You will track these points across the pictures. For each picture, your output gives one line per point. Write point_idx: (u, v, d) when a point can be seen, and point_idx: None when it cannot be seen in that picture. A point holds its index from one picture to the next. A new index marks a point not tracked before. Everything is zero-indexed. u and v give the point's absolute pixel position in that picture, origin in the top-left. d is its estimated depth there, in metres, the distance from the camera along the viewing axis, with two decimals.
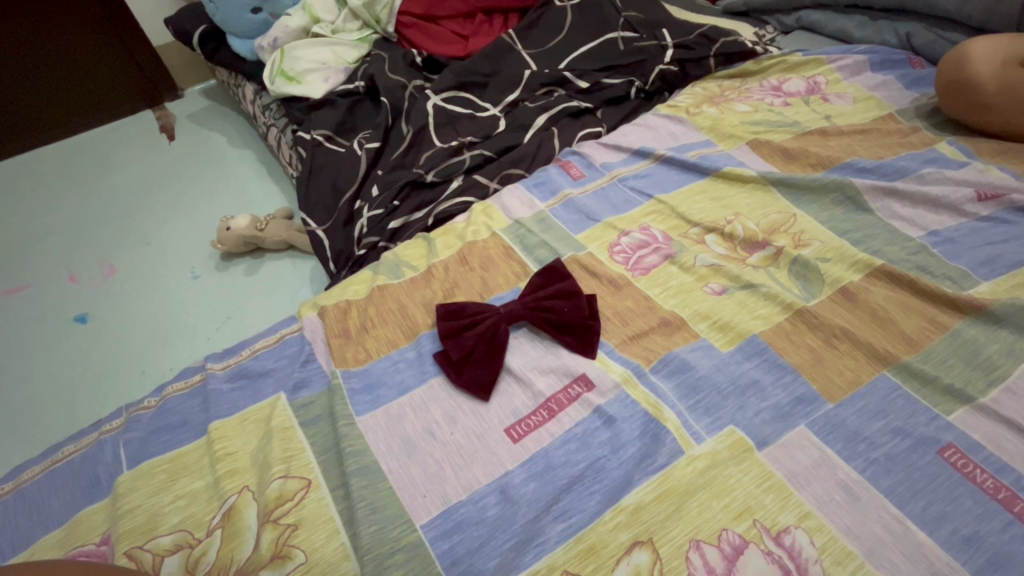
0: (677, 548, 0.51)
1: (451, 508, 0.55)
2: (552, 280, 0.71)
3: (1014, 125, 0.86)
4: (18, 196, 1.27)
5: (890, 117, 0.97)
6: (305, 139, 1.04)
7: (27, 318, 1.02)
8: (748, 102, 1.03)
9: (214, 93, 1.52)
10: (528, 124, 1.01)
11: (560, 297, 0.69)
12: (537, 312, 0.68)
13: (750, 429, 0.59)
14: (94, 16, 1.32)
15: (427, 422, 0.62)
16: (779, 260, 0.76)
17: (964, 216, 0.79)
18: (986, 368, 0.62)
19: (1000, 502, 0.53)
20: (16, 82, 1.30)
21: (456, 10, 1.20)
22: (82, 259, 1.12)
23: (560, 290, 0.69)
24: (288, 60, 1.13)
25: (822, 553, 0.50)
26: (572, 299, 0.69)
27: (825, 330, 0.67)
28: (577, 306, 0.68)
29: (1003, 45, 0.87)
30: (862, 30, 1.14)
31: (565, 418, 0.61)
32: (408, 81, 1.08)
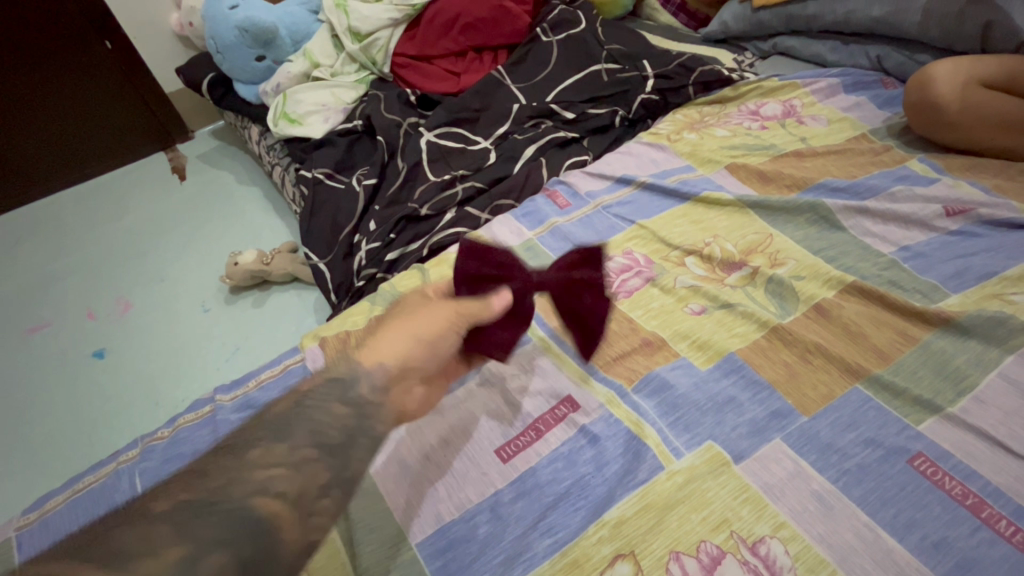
0: (657, 560, 0.54)
1: (444, 526, 0.58)
2: (587, 263, 0.67)
3: (977, 142, 0.93)
4: (39, 238, 1.33)
5: (864, 137, 1.01)
6: (307, 177, 1.10)
7: (48, 355, 1.07)
8: (727, 126, 1.08)
9: (222, 134, 1.60)
10: (516, 156, 1.07)
11: (587, 286, 0.66)
12: (562, 290, 0.65)
13: (727, 443, 0.62)
14: (111, 68, 1.40)
15: (421, 444, 0.65)
16: (755, 279, 0.79)
17: (933, 231, 0.82)
18: (955, 379, 0.64)
19: (968, 507, 0.55)
20: (39, 133, 1.38)
21: (447, 49, 1.27)
22: (100, 297, 1.18)
23: (592, 278, 0.66)
24: (290, 103, 1.20)
25: (796, 561, 0.53)
26: (598, 297, 0.66)
27: (799, 346, 0.70)
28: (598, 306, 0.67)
29: (963, 68, 0.93)
30: (834, 53, 1.19)
31: (552, 437, 0.64)
32: (402, 120, 1.14)
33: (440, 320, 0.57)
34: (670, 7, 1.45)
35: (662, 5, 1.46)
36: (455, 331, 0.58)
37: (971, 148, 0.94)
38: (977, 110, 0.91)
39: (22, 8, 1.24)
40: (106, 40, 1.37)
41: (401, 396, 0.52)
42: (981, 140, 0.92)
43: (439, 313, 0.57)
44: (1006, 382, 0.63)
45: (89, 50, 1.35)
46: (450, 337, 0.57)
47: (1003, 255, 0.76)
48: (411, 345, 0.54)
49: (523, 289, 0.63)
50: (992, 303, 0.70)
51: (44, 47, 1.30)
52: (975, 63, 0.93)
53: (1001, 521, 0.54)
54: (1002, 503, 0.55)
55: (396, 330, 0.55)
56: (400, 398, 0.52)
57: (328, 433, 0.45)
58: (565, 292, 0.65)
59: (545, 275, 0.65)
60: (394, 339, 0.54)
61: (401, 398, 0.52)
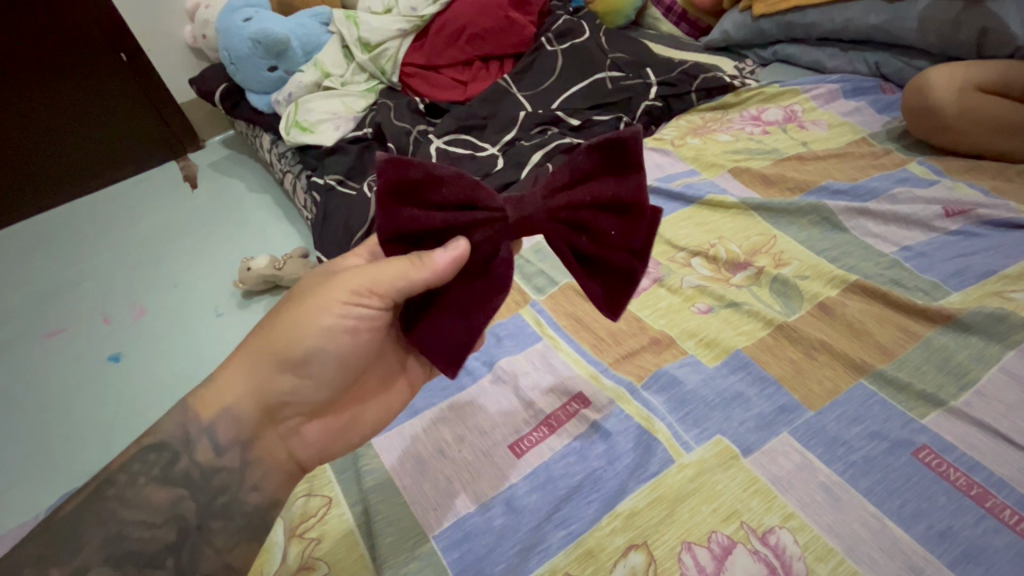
0: (670, 550, 0.55)
1: (460, 519, 0.60)
2: (610, 171, 0.45)
3: (975, 144, 0.95)
4: (55, 245, 1.36)
5: (864, 141, 1.04)
6: (319, 183, 1.12)
7: (65, 359, 1.09)
8: (729, 131, 1.11)
9: (232, 142, 1.63)
10: (524, 161, 1.08)
11: (611, 211, 0.45)
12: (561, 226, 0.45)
13: (736, 437, 0.63)
14: (126, 79, 1.44)
15: (437, 441, 0.67)
16: (760, 279, 0.81)
17: (934, 231, 0.84)
18: (958, 374, 0.66)
19: (972, 498, 0.56)
20: (55, 142, 1.41)
21: (455, 59, 1.29)
22: (115, 302, 1.20)
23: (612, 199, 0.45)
24: (302, 112, 1.23)
25: (805, 551, 0.54)
26: (639, 227, 0.45)
27: (805, 343, 0.71)
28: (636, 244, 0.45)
29: (959, 74, 0.96)
30: (833, 60, 1.22)
31: (564, 433, 0.66)
32: (412, 127, 1.17)
33: (288, 345, 0.54)
34: (671, 16, 1.49)
35: (663, 15, 1.50)
36: (311, 355, 0.54)
37: (970, 150, 0.96)
38: (975, 115, 0.93)
39: (42, 21, 1.27)
40: (121, 53, 1.40)
41: (264, 444, 0.56)
42: (979, 143, 0.95)
43: (288, 337, 0.54)
44: (1008, 376, 0.64)
45: (104, 62, 1.39)
46: (308, 362, 0.54)
47: (1002, 254, 0.78)
48: (264, 385, 0.55)
49: (509, 229, 0.46)
50: (992, 301, 0.72)
51: (61, 59, 1.33)
52: (971, 69, 0.96)
53: (1004, 510, 0.55)
54: (1005, 493, 0.56)
55: (247, 363, 0.55)
56: (266, 446, 0.56)
57: (155, 523, 0.50)
58: (577, 225, 0.45)
59: (545, 202, 0.45)
60: (241, 378, 0.55)
61: (268, 446, 0.56)
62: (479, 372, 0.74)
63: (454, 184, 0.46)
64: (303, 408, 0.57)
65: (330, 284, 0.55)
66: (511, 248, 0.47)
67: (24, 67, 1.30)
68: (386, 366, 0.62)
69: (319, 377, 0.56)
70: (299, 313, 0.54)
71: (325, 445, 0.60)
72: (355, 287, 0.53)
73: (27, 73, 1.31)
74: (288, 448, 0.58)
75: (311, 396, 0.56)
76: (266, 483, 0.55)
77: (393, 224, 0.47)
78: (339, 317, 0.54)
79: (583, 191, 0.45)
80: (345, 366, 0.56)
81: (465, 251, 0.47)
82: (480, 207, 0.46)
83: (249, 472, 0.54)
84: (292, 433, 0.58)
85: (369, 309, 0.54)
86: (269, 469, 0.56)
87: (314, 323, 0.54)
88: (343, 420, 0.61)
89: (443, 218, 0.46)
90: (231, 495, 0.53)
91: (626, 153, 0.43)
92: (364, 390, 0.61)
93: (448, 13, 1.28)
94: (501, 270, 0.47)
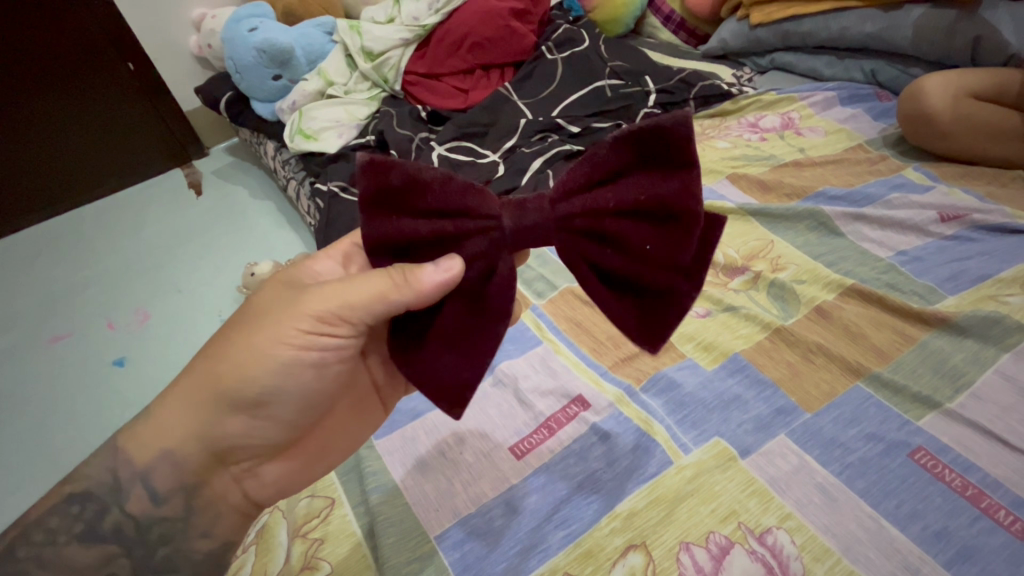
0: (668, 550, 0.56)
1: (461, 520, 0.60)
2: (636, 170, 0.42)
3: (965, 150, 0.97)
4: (60, 252, 1.37)
5: (860, 147, 1.05)
6: (323, 190, 1.14)
7: (71, 363, 1.11)
8: (727, 138, 1.12)
9: (236, 150, 1.65)
10: (525, 167, 1.10)
11: (637, 217, 0.43)
12: (577, 234, 0.43)
13: (733, 439, 0.64)
14: (132, 88, 1.46)
15: (439, 443, 0.68)
16: (758, 284, 0.82)
17: (930, 236, 0.85)
18: (953, 376, 0.67)
19: (967, 498, 0.57)
20: (61, 150, 1.43)
21: (456, 67, 1.31)
22: (120, 307, 1.21)
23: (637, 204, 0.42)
24: (305, 119, 1.25)
25: (802, 551, 0.55)
26: (676, 238, 0.41)
27: (801, 346, 0.72)
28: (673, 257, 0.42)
29: (951, 82, 0.98)
30: (830, 68, 1.23)
31: (564, 435, 0.67)
32: (414, 134, 1.19)
33: (241, 384, 0.51)
34: (669, 25, 1.50)
35: (662, 24, 1.51)
36: (267, 393, 0.52)
37: (964, 155, 0.98)
38: (968, 121, 0.95)
39: (50, 32, 1.30)
40: (129, 62, 1.43)
41: (215, 487, 0.55)
42: (968, 149, 0.96)
43: (241, 374, 0.51)
44: (1003, 378, 0.65)
45: (112, 70, 1.41)
46: (264, 399, 0.52)
47: (997, 259, 0.79)
48: (213, 427, 0.53)
49: (508, 239, 0.44)
50: (987, 304, 0.73)
51: (68, 68, 1.36)
52: (963, 77, 0.98)
53: (999, 511, 0.56)
54: (1000, 493, 0.57)
55: (193, 404, 0.53)
56: (217, 489, 0.55)
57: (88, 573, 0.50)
58: (596, 231, 0.43)
59: (552, 206, 0.43)
60: (184, 421, 0.53)
61: (220, 488, 0.55)
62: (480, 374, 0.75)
63: (441, 190, 0.43)
64: (259, 448, 0.55)
65: (286, 312, 0.52)
66: (510, 262, 0.44)
67: (32, 76, 1.32)
68: (353, 391, 0.62)
69: (276, 415, 0.54)
70: (251, 346, 0.52)
71: (286, 481, 0.59)
72: (315, 318, 0.51)
73: (35, 82, 1.33)
74: (243, 490, 0.57)
75: (268, 435, 0.55)
76: (216, 529, 0.55)
77: (377, 235, 0.45)
78: (298, 351, 0.51)
79: (602, 194, 0.42)
80: (305, 401, 0.54)
81: (464, 264, 0.45)
82: (475, 215, 0.44)
83: (194, 519, 0.54)
84: (248, 474, 0.57)
85: (331, 339, 0.51)
86: (221, 512, 0.55)
87: (269, 358, 0.51)
88: (307, 454, 0.59)
89: (429, 228, 0.44)
90: (174, 545, 0.53)
91: (660, 151, 0.41)
92: (330, 419, 0.60)
93: (450, 22, 1.30)
94: (500, 289, 0.44)
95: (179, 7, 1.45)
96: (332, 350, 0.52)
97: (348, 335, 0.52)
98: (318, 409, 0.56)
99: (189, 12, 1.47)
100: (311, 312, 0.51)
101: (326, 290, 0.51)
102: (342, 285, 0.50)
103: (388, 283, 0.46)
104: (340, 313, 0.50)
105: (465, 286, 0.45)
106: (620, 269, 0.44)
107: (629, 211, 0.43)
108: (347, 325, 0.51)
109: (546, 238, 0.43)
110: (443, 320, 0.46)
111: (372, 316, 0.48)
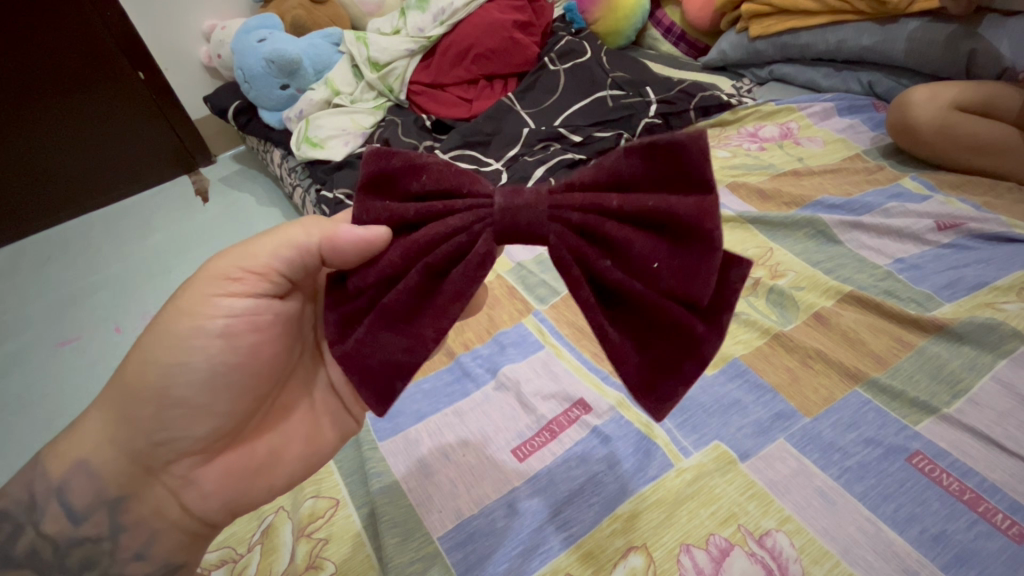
0: (668, 551, 0.56)
1: (464, 521, 0.61)
2: (650, 181, 0.43)
3: (949, 157, 1.01)
4: (68, 256, 1.39)
5: (857, 157, 1.07)
6: (329, 197, 1.14)
7: (77, 367, 1.12)
8: (727, 148, 1.14)
9: (243, 158, 1.67)
10: (527, 175, 1.11)
11: (646, 231, 0.43)
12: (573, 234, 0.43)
13: (732, 443, 0.65)
14: (143, 97, 1.49)
15: (443, 445, 0.68)
16: (757, 290, 0.84)
17: (927, 244, 0.86)
18: (951, 382, 0.68)
19: (965, 502, 0.58)
20: (69, 156, 1.45)
21: (461, 77, 1.34)
22: (126, 311, 1.23)
23: (647, 211, 0.42)
24: (312, 127, 1.26)
25: (801, 553, 0.55)
26: (685, 259, 0.41)
27: (801, 352, 0.73)
28: (681, 279, 0.41)
29: (937, 94, 1.02)
30: (828, 79, 1.26)
31: (565, 438, 0.68)
32: (419, 143, 1.21)
33: (147, 368, 0.51)
34: (670, 37, 1.53)
35: (662, 36, 1.54)
36: (175, 372, 0.51)
37: (949, 165, 1.02)
38: (951, 132, 0.99)
39: (65, 41, 1.33)
40: (140, 71, 1.45)
41: (148, 501, 0.53)
42: (953, 156, 1.01)
43: (149, 360, 0.51)
44: (999, 384, 0.66)
45: (123, 78, 1.44)
46: (178, 386, 0.51)
47: (993, 267, 0.80)
48: (128, 427, 0.51)
49: (495, 218, 0.42)
50: (985, 311, 0.74)
51: (80, 78, 1.38)
52: (949, 89, 1.02)
53: (997, 515, 0.57)
54: (998, 498, 0.58)
55: (107, 410, 0.52)
56: (151, 503, 0.53)
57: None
58: (596, 234, 0.43)
59: (553, 199, 0.43)
60: (106, 430, 0.52)
61: (153, 503, 0.53)
62: (483, 378, 0.76)
63: (436, 171, 0.45)
64: (187, 445, 0.53)
65: (189, 287, 0.52)
66: (489, 244, 0.43)
67: (45, 84, 1.35)
68: (291, 381, 0.59)
69: (194, 401, 0.51)
70: (155, 329, 0.52)
71: (227, 492, 0.55)
72: (220, 279, 0.51)
73: (49, 91, 1.36)
74: (180, 502, 0.54)
75: (192, 428, 0.52)
76: (151, 550, 0.54)
77: (363, 218, 0.46)
78: (200, 318, 0.51)
79: (610, 196, 0.43)
80: (218, 378, 0.52)
81: (445, 234, 0.44)
82: (466, 195, 0.45)
83: (124, 540, 0.53)
84: (183, 483, 0.54)
85: (238, 300, 0.52)
86: (157, 529, 0.54)
87: (172, 330, 0.51)
88: (254, 459, 0.56)
89: (418, 210, 0.45)
90: (103, 567, 0.52)
91: (680, 165, 0.41)
92: (270, 410, 0.58)
93: (455, 33, 1.33)
94: (469, 266, 0.42)
95: (189, 18, 1.48)
96: (239, 314, 0.52)
97: (256, 290, 0.52)
98: (246, 393, 0.54)
99: (200, 23, 1.50)
100: (212, 275, 0.52)
101: (230, 252, 0.53)
102: (243, 243, 0.52)
103: (298, 227, 0.52)
104: (244, 266, 0.51)
105: (433, 259, 0.44)
106: (620, 282, 0.43)
107: (634, 221, 0.43)
108: (254, 277, 0.52)
109: (542, 227, 0.42)
110: (393, 297, 0.44)
111: (286, 262, 0.51)
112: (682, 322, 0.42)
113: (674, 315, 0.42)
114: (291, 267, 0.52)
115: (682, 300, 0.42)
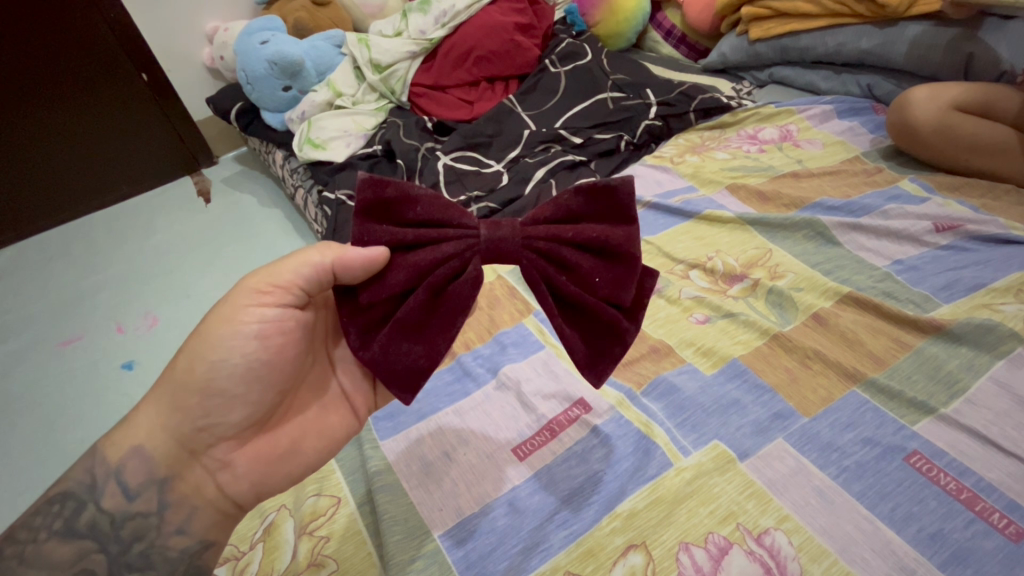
0: (668, 550, 0.57)
1: (463, 519, 0.62)
2: (597, 211, 0.46)
3: (946, 158, 1.02)
4: (71, 256, 1.40)
5: (856, 159, 1.08)
6: (330, 198, 1.15)
7: (80, 366, 1.12)
8: (727, 150, 1.15)
9: (246, 159, 1.68)
10: (528, 177, 1.12)
11: (595, 254, 0.46)
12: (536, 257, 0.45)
13: (731, 442, 0.65)
14: (146, 98, 1.49)
15: (443, 444, 0.69)
16: (756, 291, 0.84)
17: (925, 246, 0.87)
18: (949, 382, 0.68)
19: (962, 502, 0.58)
20: (71, 156, 1.46)
21: (462, 79, 1.35)
22: (129, 311, 1.23)
23: (596, 238, 0.45)
24: (314, 129, 1.27)
25: (799, 551, 0.56)
26: (619, 275, 0.45)
27: (799, 352, 0.74)
28: (616, 293, 0.45)
29: (936, 94, 1.02)
30: (827, 82, 1.27)
31: (566, 437, 0.68)
32: (420, 145, 1.21)
33: (188, 366, 0.52)
34: (670, 40, 1.54)
35: (663, 38, 1.55)
36: (212, 368, 0.52)
37: (948, 166, 1.03)
38: (951, 132, 0.99)
39: (70, 43, 1.34)
40: (143, 73, 1.46)
41: (189, 479, 0.54)
42: (951, 158, 1.01)
43: (194, 353, 0.52)
44: (997, 385, 0.67)
45: (126, 80, 1.44)
46: (216, 377, 0.52)
47: (991, 268, 0.81)
48: (174, 414, 0.53)
49: (479, 249, 0.45)
50: (982, 312, 0.74)
51: (84, 79, 1.39)
52: (948, 90, 1.03)
53: (993, 514, 0.57)
54: (995, 497, 0.58)
55: (157, 397, 0.54)
56: (192, 481, 0.54)
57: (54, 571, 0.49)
58: (554, 258, 0.46)
59: (521, 228, 0.46)
60: (159, 414, 0.53)
61: (194, 481, 0.54)
62: (483, 378, 0.77)
63: (428, 203, 0.46)
64: (225, 431, 0.54)
65: (225, 298, 0.54)
66: (479, 267, 0.45)
67: (50, 86, 1.36)
68: (315, 380, 0.60)
69: (230, 392, 0.52)
70: (196, 332, 0.53)
71: (258, 476, 0.56)
72: (252, 291, 0.52)
73: (52, 89, 1.36)
74: (217, 483, 0.55)
75: (227, 415, 0.53)
76: (191, 525, 0.54)
77: (364, 240, 0.46)
78: (235, 323, 0.52)
79: (565, 227, 0.46)
80: (251, 374, 0.52)
81: (438, 260, 0.45)
82: (455, 226, 0.46)
83: (169, 514, 0.53)
84: (220, 465, 0.55)
85: (268, 309, 0.52)
86: (196, 506, 0.54)
87: (209, 332, 0.52)
88: (277, 448, 0.57)
89: (417, 235, 0.46)
90: (149, 540, 0.52)
91: (616, 199, 0.45)
92: (298, 401, 0.59)
93: (456, 36, 1.34)
94: (464, 287, 0.45)
95: (191, 19, 1.49)
96: (271, 320, 0.52)
97: (282, 302, 0.53)
98: (277, 386, 0.55)
99: (203, 24, 1.51)
100: (245, 287, 0.53)
101: (261, 268, 0.54)
102: (274, 260, 0.53)
103: (314, 250, 0.51)
104: (273, 279, 0.52)
105: (435, 280, 0.45)
106: (572, 294, 0.46)
107: (587, 247, 0.46)
108: (280, 290, 0.52)
109: (512, 256, 0.46)
110: (405, 311, 0.45)
111: (306, 279, 0.51)
112: (614, 323, 0.46)
113: (610, 318, 0.46)
114: (309, 282, 0.51)
115: (613, 306, 0.47)
